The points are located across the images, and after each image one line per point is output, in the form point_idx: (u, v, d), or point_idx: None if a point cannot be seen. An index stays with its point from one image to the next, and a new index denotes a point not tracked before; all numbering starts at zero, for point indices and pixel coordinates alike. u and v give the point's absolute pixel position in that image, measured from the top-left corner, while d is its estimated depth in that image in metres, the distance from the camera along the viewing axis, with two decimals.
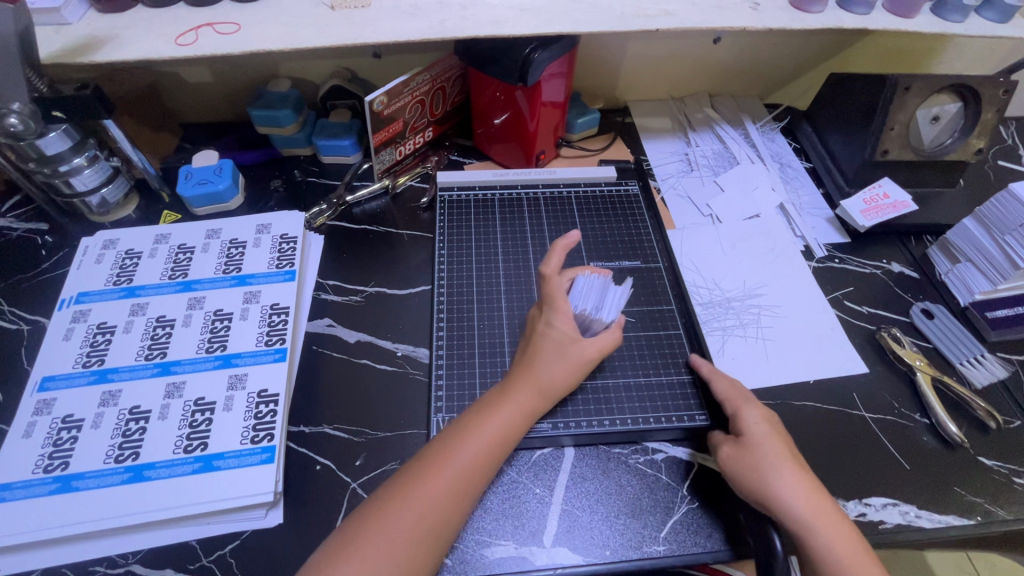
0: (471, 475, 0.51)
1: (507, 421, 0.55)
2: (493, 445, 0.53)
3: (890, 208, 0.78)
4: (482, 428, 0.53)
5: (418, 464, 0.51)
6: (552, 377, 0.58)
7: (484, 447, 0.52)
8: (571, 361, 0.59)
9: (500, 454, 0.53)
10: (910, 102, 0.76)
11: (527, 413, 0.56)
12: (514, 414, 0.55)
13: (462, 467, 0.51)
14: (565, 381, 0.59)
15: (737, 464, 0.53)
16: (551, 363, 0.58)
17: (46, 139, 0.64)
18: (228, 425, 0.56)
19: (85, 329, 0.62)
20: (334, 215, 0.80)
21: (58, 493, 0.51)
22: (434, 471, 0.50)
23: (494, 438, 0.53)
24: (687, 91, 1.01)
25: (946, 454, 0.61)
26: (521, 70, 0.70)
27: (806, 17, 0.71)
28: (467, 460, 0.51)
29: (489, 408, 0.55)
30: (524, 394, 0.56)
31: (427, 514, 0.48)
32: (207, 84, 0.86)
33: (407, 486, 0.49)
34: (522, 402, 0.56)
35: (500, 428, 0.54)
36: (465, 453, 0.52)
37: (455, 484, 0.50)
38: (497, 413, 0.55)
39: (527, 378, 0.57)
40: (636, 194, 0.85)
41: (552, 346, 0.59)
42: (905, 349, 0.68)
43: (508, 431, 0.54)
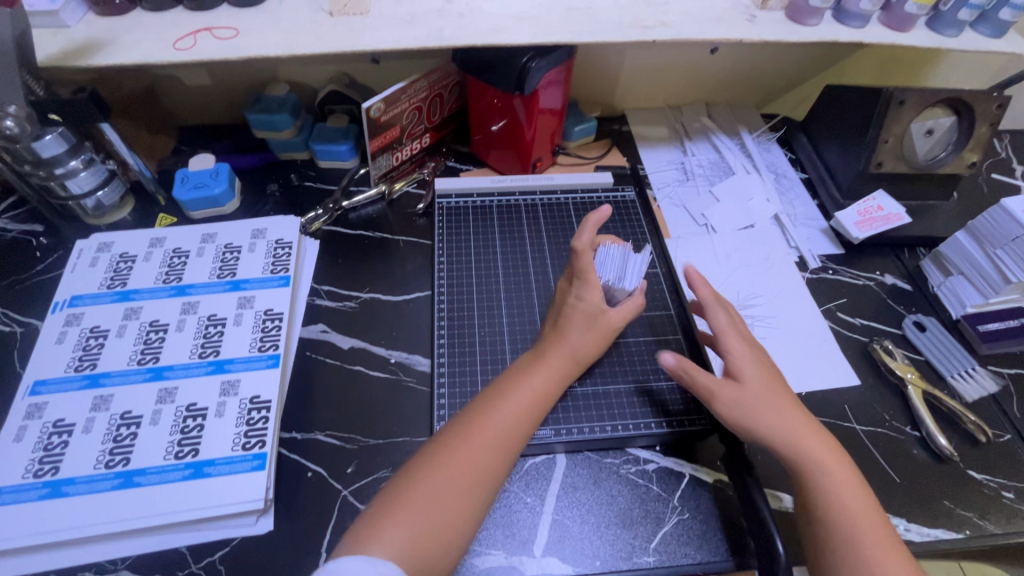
0: (510, 435, 0.53)
1: (541, 385, 0.57)
2: (528, 408, 0.55)
3: (884, 220, 0.79)
4: (518, 392, 0.56)
5: (457, 427, 0.53)
6: (580, 345, 0.61)
7: (521, 409, 0.54)
8: (598, 331, 0.62)
9: (535, 416, 0.55)
10: (905, 116, 0.76)
11: (558, 378, 0.58)
12: (549, 377, 0.58)
13: (501, 426, 0.53)
14: (593, 350, 0.61)
15: (740, 405, 0.55)
16: (578, 332, 0.61)
17: (42, 142, 0.64)
18: (220, 430, 0.56)
19: (78, 333, 0.62)
20: (330, 220, 0.80)
21: (48, 499, 0.51)
22: (475, 430, 0.52)
23: (530, 399, 0.55)
24: (685, 100, 1.02)
25: (937, 466, 0.62)
26: (518, 78, 0.70)
27: (801, 29, 0.71)
28: (506, 420, 0.53)
29: (525, 372, 0.58)
30: (556, 361, 0.59)
31: (471, 469, 0.49)
32: (205, 88, 0.86)
33: (449, 444, 0.51)
34: (553, 368, 0.59)
35: (537, 388, 0.56)
36: (502, 413, 0.53)
37: (496, 442, 0.52)
38: (531, 378, 0.57)
39: (558, 347, 0.60)
40: (634, 200, 0.85)
41: (580, 319, 0.61)
42: (896, 361, 0.68)
43: (542, 395, 0.57)
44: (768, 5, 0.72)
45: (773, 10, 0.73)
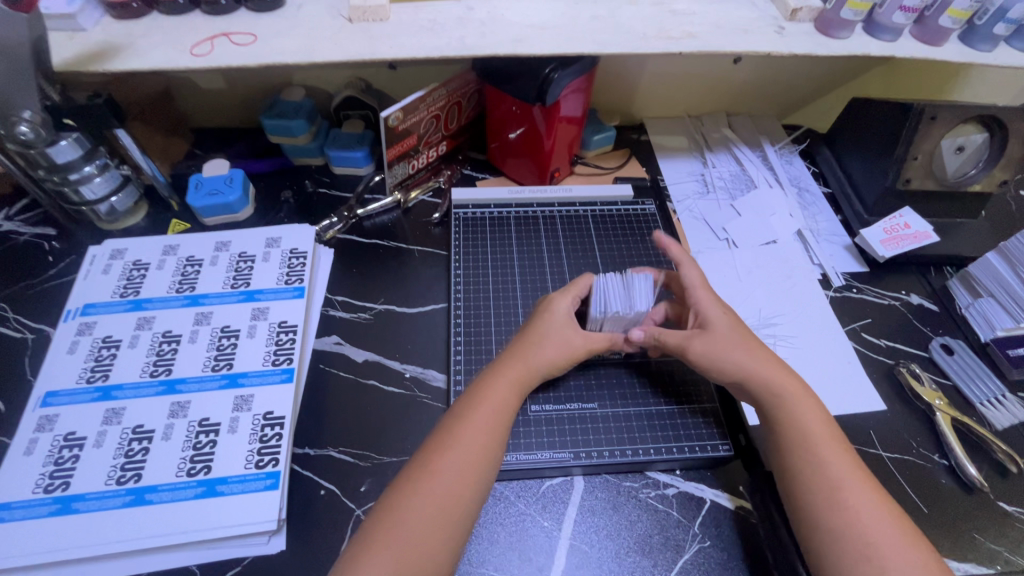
0: (478, 453, 0.50)
1: (502, 396, 0.55)
2: (493, 422, 0.53)
3: (911, 239, 0.77)
4: (482, 407, 0.53)
5: (423, 454, 0.51)
6: (540, 353, 0.58)
7: (484, 424, 0.52)
8: (561, 341, 0.59)
9: (502, 430, 0.53)
10: (936, 132, 0.74)
11: (518, 385, 0.56)
12: (507, 391, 0.55)
13: (469, 449, 0.50)
14: (556, 362, 0.58)
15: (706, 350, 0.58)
16: (540, 340, 0.59)
17: (58, 148, 0.64)
18: (232, 447, 0.55)
19: (90, 342, 0.61)
20: (345, 228, 0.79)
21: (58, 515, 0.50)
22: (442, 455, 0.50)
23: (494, 413, 0.53)
24: (705, 109, 1.00)
25: (966, 497, 0.60)
26: (540, 88, 0.69)
27: (830, 42, 0.69)
28: (474, 439, 0.51)
29: (484, 388, 0.55)
30: (514, 374, 0.56)
31: (443, 497, 0.48)
32: (220, 91, 0.85)
33: (421, 474, 0.49)
34: (512, 376, 0.56)
35: (497, 404, 0.54)
36: (467, 434, 0.51)
37: (465, 466, 0.50)
38: (492, 390, 0.55)
39: (518, 355, 0.58)
40: (654, 213, 0.84)
41: (542, 327, 0.60)
42: (924, 386, 0.66)
43: (504, 404, 0.54)
44: (797, 16, 0.70)
45: (801, 22, 0.71)
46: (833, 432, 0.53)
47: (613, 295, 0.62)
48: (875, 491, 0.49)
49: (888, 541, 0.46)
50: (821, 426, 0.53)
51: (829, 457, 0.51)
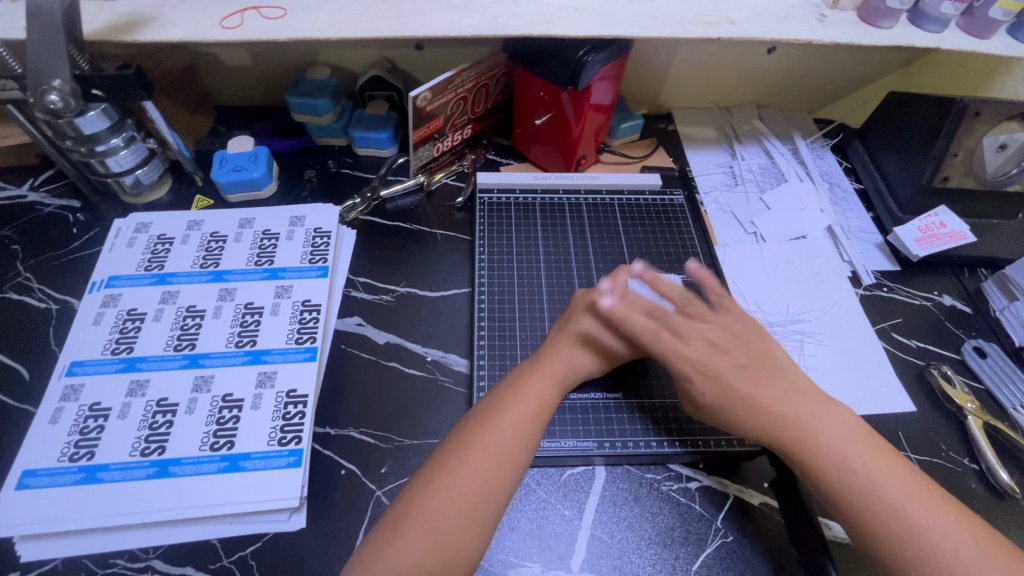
0: (513, 445, 0.50)
1: (540, 390, 0.54)
2: (531, 418, 0.52)
3: (946, 238, 0.74)
4: (520, 401, 0.53)
5: (456, 443, 0.50)
6: (581, 353, 0.58)
7: (522, 418, 0.51)
8: (601, 344, 0.60)
9: (539, 426, 0.52)
10: (979, 128, 0.72)
11: (557, 381, 0.56)
12: (548, 385, 0.55)
13: (505, 440, 0.50)
14: (594, 363, 0.59)
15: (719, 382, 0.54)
16: (582, 340, 0.59)
17: (86, 118, 0.63)
18: (255, 424, 0.54)
19: (115, 314, 0.61)
20: (367, 210, 0.78)
21: (83, 484, 0.50)
22: (477, 445, 0.49)
23: (530, 408, 0.52)
24: (735, 100, 0.98)
25: (995, 502, 0.58)
26: (572, 72, 0.67)
27: (874, 32, 0.67)
28: (512, 431, 0.50)
29: (523, 380, 0.55)
30: (554, 369, 0.56)
31: (474, 487, 0.47)
32: (245, 67, 0.84)
33: (452, 463, 0.48)
34: (551, 371, 0.56)
35: (536, 398, 0.53)
36: (503, 425, 0.51)
37: (502, 457, 0.49)
38: (531, 385, 0.54)
39: (559, 353, 0.58)
40: (681, 204, 0.82)
41: (590, 327, 0.60)
42: (956, 389, 0.65)
43: (543, 400, 0.54)
44: (840, 4, 0.68)
45: (844, 10, 0.68)
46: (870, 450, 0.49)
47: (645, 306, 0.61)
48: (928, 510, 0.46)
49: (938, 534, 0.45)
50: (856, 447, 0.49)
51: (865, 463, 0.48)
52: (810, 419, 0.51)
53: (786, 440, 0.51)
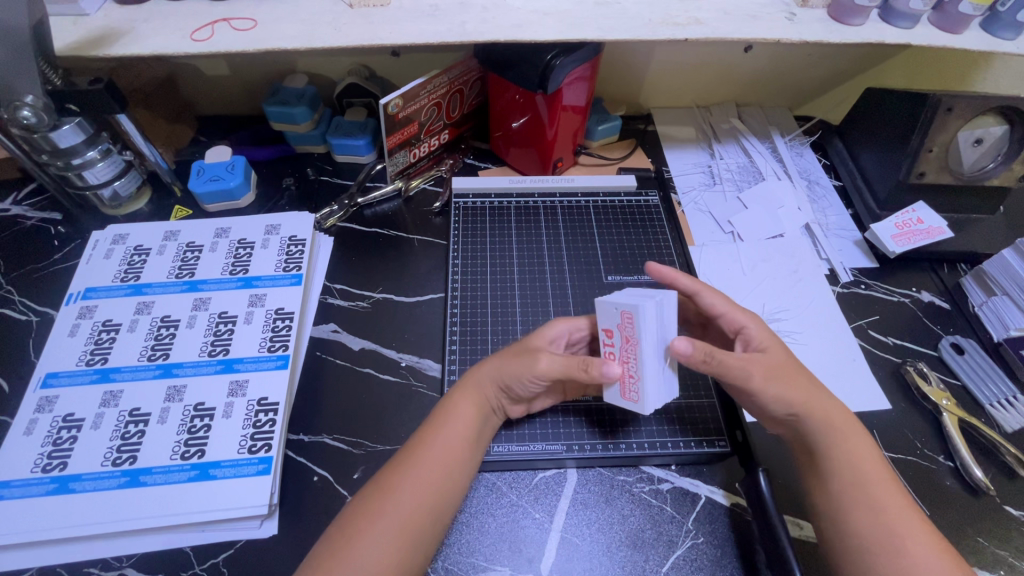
0: (439, 474, 0.50)
1: (466, 415, 0.53)
2: (455, 443, 0.52)
3: (923, 234, 0.74)
4: (446, 426, 0.52)
5: (384, 476, 0.50)
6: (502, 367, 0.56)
7: (447, 444, 0.51)
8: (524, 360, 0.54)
9: (466, 448, 0.52)
10: (953, 124, 0.71)
11: (479, 402, 0.55)
12: (473, 408, 0.54)
13: (426, 467, 0.50)
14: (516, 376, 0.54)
15: (768, 372, 0.53)
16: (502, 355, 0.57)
17: (60, 132, 0.63)
18: (226, 432, 0.55)
19: (90, 326, 0.62)
20: (345, 216, 0.78)
21: (56, 494, 0.51)
22: (401, 476, 0.49)
23: (455, 435, 0.52)
24: (715, 99, 0.98)
25: (971, 500, 0.58)
26: (541, 76, 0.68)
27: (844, 29, 0.66)
28: (436, 460, 0.50)
29: (450, 404, 0.54)
30: (482, 391, 0.55)
31: (399, 517, 0.47)
32: (225, 78, 0.85)
33: (378, 493, 0.48)
34: (475, 393, 0.55)
35: (461, 422, 0.53)
36: (426, 454, 0.50)
37: (422, 485, 0.49)
38: (458, 409, 0.54)
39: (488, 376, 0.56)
40: (657, 204, 0.82)
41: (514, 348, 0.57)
42: (931, 386, 0.65)
43: (468, 425, 0.53)
44: (810, 2, 0.68)
45: (813, 8, 0.68)
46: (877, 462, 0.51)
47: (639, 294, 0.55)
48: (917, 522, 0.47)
49: (920, 544, 0.46)
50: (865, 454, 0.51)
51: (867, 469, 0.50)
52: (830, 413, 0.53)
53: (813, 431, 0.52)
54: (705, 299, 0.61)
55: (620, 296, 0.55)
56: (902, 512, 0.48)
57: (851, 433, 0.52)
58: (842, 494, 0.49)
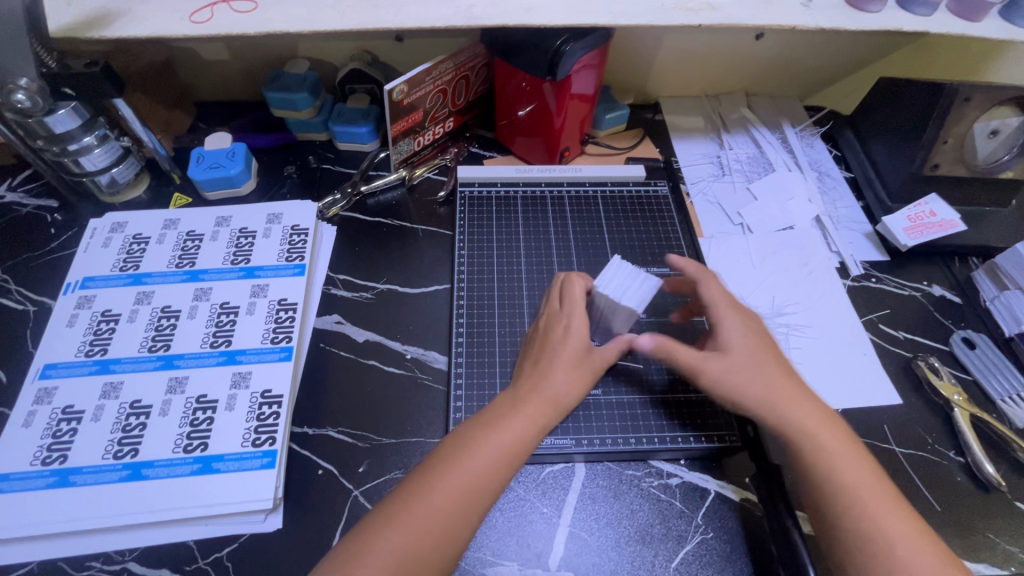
0: (479, 487, 0.48)
1: (519, 432, 0.51)
2: (502, 458, 0.49)
3: (936, 227, 0.73)
4: (492, 437, 0.50)
5: (423, 476, 0.48)
6: (568, 382, 0.55)
7: (493, 457, 0.49)
8: (579, 370, 0.56)
9: (513, 464, 0.50)
10: (969, 115, 0.70)
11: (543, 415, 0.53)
12: (525, 425, 0.52)
13: (480, 473, 0.48)
14: (580, 390, 0.56)
15: (723, 374, 0.54)
16: (569, 367, 0.56)
17: (56, 117, 0.62)
18: (229, 425, 0.54)
19: (89, 316, 0.61)
20: (348, 206, 0.77)
21: (56, 487, 0.50)
22: (439, 482, 0.47)
23: (502, 449, 0.50)
24: (724, 88, 0.96)
25: (981, 496, 0.58)
26: (551, 62, 0.66)
27: (862, 17, 0.64)
28: (479, 470, 0.48)
29: (501, 417, 0.52)
30: (535, 407, 0.53)
31: (433, 523, 0.45)
32: (224, 62, 0.83)
33: (413, 498, 0.46)
34: (536, 403, 0.54)
35: (512, 438, 0.51)
36: (483, 460, 0.49)
37: (472, 490, 0.47)
38: (509, 423, 0.51)
39: (538, 389, 0.54)
40: (666, 195, 0.81)
41: (565, 356, 0.56)
42: (942, 381, 0.64)
43: (519, 444, 0.51)
44: None
45: None
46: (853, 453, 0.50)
47: (624, 275, 0.60)
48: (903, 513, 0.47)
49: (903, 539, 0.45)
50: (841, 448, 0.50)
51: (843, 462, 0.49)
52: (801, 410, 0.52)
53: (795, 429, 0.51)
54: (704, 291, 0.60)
55: (628, 292, 0.58)
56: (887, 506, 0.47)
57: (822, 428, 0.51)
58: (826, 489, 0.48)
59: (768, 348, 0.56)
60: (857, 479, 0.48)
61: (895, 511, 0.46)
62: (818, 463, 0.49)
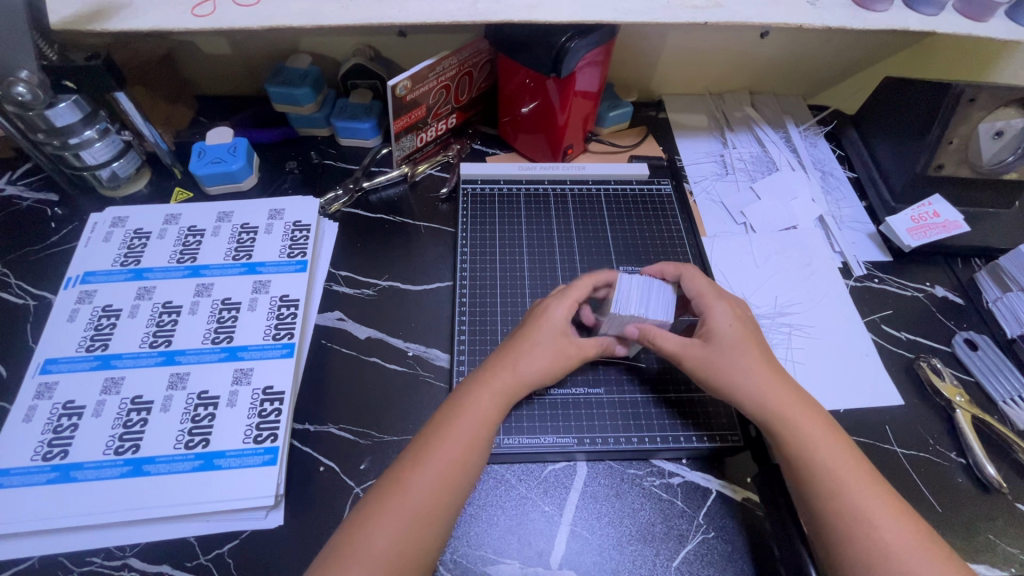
0: (455, 472, 0.48)
1: (485, 410, 0.52)
2: (473, 439, 0.50)
3: (939, 228, 0.73)
4: (462, 420, 0.51)
5: (398, 466, 0.49)
6: (530, 363, 0.55)
7: (464, 440, 0.50)
8: (552, 351, 0.56)
9: (484, 443, 0.51)
10: (975, 115, 0.70)
11: (503, 396, 0.53)
12: (491, 402, 0.52)
13: (446, 465, 0.48)
14: (546, 370, 0.55)
15: (704, 359, 0.55)
16: (530, 348, 0.55)
17: (57, 110, 0.61)
18: (230, 421, 0.54)
19: (90, 311, 0.60)
20: (350, 202, 0.76)
21: (56, 483, 0.50)
22: (414, 470, 0.48)
23: (473, 430, 0.50)
24: (728, 86, 0.96)
25: (982, 497, 0.58)
26: (555, 59, 0.65)
27: (868, 16, 0.64)
28: (453, 455, 0.49)
29: (468, 397, 0.53)
30: (501, 385, 0.53)
31: (414, 512, 0.46)
32: (225, 57, 0.83)
33: (392, 489, 0.47)
34: (496, 386, 0.53)
35: (480, 417, 0.51)
36: (446, 450, 0.49)
37: (441, 481, 0.47)
38: (475, 402, 0.52)
39: (505, 369, 0.54)
40: (669, 193, 0.81)
41: (535, 336, 0.56)
42: (945, 382, 0.64)
43: (485, 420, 0.51)
44: None
45: None
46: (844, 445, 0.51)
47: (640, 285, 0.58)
48: (898, 508, 0.47)
49: (892, 533, 0.45)
50: (830, 443, 0.50)
51: (831, 458, 0.49)
52: (792, 405, 0.52)
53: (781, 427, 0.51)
54: (686, 283, 0.60)
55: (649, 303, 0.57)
56: (877, 502, 0.47)
57: (813, 423, 0.51)
58: (814, 485, 0.48)
59: (754, 337, 0.57)
60: (849, 473, 0.48)
61: (883, 507, 0.47)
62: (808, 460, 0.49)
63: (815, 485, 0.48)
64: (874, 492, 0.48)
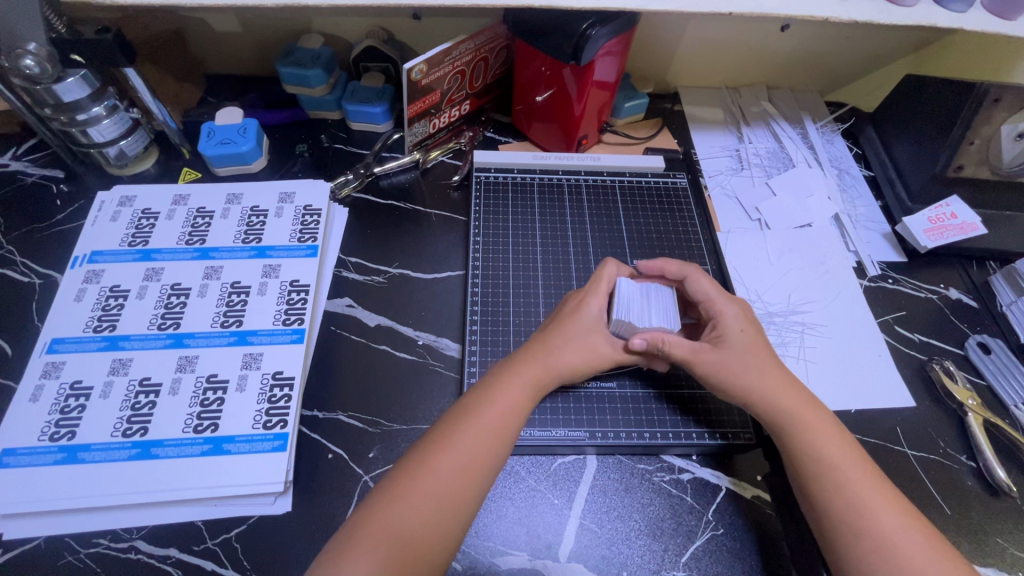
0: (483, 456, 0.48)
1: (516, 399, 0.52)
2: (502, 425, 0.50)
3: (956, 230, 0.71)
4: (492, 405, 0.51)
5: (424, 447, 0.48)
6: (561, 355, 0.54)
7: (493, 426, 0.49)
8: (586, 345, 0.55)
9: (513, 430, 0.50)
10: (997, 116, 0.69)
11: (532, 387, 0.53)
12: (521, 390, 0.52)
13: (473, 450, 0.48)
14: (579, 363, 0.55)
15: (718, 363, 0.54)
16: (561, 340, 0.55)
17: (64, 85, 0.60)
18: (239, 406, 0.53)
19: (97, 291, 0.60)
20: (360, 186, 0.75)
21: (64, 464, 0.50)
22: (442, 452, 0.47)
23: (501, 416, 0.50)
24: (745, 80, 0.94)
25: (991, 500, 0.58)
26: (575, 46, 0.63)
27: (897, 10, 0.61)
28: (481, 440, 0.48)
29: (499, 383, 0.52)
30: (532, 374, 0.53)
31: (439, 495, 0.45)
32: (235, 35, 0.81)
33: (418, 469, 0.47)
34: (526, 375, 0.53)
35: (510, 405, 0.51)
36: (472, 435, 0.48)
37: (465, 467, 0.47)
38: (506, 390, 0.52)
39: (536, 358, 0.54)
40: (685, 187, 0.80)
41: (567, 328, 0.56)
42: (957, 384, 0.64)
43: (515, 408, 0.51)
44: None
45: None
46: (854, 449, 0.50)
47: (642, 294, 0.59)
48: (908, 512, 0.47)
49: (898, 537, 0.45)
50: (839, 447, 0.50)
51: (843, 463, 0.49)
52: (803, 408, 0.52)
53: (792, 428, 0.51)
54: (692, 284, 0.59)
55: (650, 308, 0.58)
56: (885, 505, 0.47)
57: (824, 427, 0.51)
58: (821, 487, 0.48)
59: (761, 340, 0.56)
60: (859, 475, 0.48)
61: (892, 509, 0.46)
62: (817, 461, 0.49)
63: (821, 486, 0.48)
64: (883, 495, 0.47)
